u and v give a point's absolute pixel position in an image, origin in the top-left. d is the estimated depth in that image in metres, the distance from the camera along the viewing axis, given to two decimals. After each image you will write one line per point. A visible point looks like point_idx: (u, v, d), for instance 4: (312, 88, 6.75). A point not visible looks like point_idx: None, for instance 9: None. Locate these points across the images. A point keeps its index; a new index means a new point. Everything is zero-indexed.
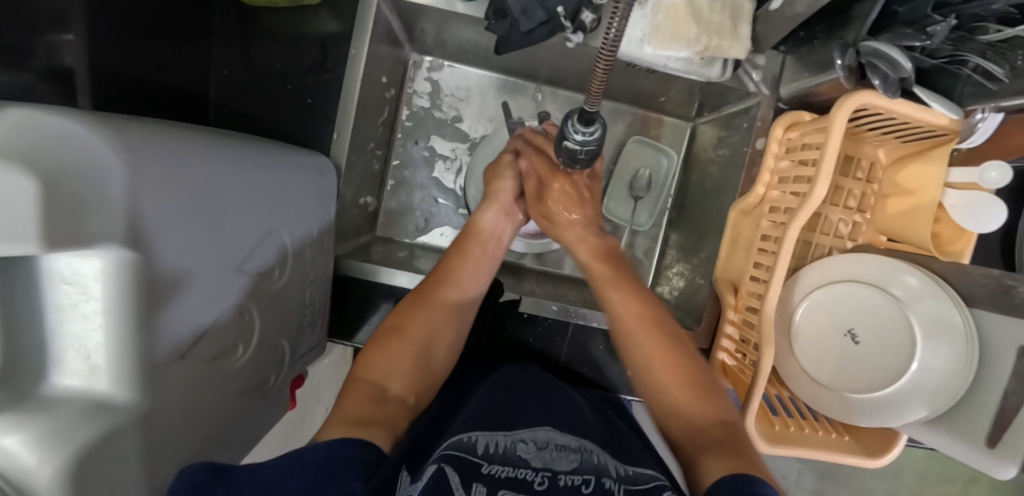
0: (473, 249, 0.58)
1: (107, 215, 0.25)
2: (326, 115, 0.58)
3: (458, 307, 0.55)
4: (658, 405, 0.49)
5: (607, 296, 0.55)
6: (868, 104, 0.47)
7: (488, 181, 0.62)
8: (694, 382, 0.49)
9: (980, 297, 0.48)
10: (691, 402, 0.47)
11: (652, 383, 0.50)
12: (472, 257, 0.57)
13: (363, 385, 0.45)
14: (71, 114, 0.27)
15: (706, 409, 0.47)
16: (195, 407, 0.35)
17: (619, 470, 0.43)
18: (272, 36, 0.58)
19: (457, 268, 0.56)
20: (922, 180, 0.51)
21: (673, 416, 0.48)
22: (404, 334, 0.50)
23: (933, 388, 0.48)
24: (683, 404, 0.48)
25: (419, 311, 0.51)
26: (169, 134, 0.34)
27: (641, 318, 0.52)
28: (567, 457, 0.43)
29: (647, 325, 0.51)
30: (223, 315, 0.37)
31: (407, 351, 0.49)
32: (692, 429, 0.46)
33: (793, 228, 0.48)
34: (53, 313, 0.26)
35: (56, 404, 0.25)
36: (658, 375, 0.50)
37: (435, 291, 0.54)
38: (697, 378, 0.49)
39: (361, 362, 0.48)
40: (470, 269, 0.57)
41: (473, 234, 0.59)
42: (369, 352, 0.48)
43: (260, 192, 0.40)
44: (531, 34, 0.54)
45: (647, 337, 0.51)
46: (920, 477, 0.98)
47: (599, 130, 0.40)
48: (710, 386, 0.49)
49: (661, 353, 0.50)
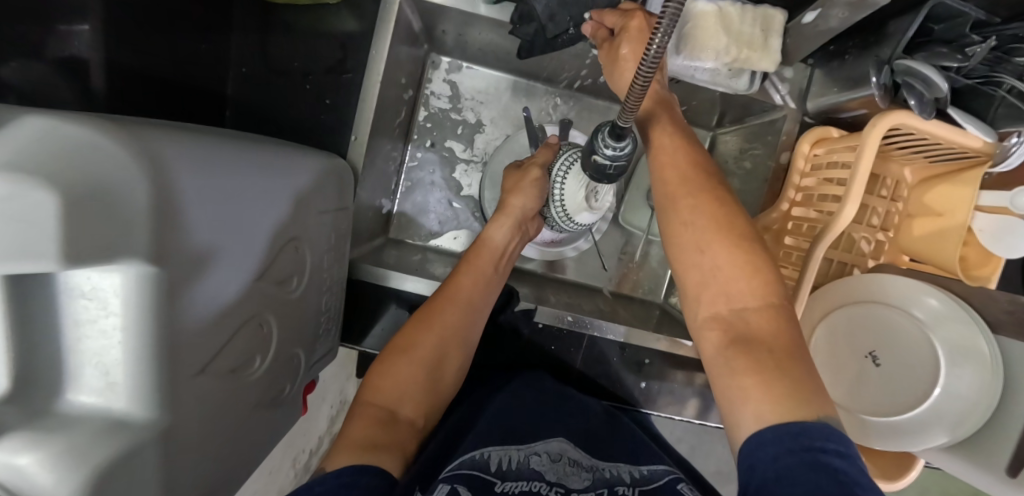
0: (481, 264, 0.56)
1: (132, 225, 0.25)
2: (343, 116, 0.56)
3: (469, 327, 0.53)
4: (693, 275, 0.41)
5: (656, 140, 0.46)
6: (904, 125, 0.45)
7: (508, 193, 0.59)
8: (740, 248, 0.40)
9: (1005, 324, 0.47)
10: (733, 275, 0.39)
11: (686, 245, 0.42)
12: (481, 272, 0.55)
13: (374, 407, 0.45)
14: (89, 120, 0.25)
15: (753, 287, 0.39)
16: (213, 422, 0.34)
17: (632, 475, 0.44)
18: (291, 32, 0.57)
19: (465, 283, 0.54)
20: (951, 202, 0.50)
21: (707, 293, 0.40)
22: (413, 352, 0.49)
23: (956, 416, 0.47)
24: (722, 273, 0.40)
25: (427, 327, 0.50)
26: (190, 136, 0.32)
27: (683, 179, 0.43)
28: (580, 474, 0.44)
29: (693, 181, 0.43)
30: (243, 324, 0.36)
31: (415, 369, 0.48)
32: (729, 309, 0.39)
33: (819, 248, 0.48)
34: (72, 329, 0.25)
35: (72, 424, 0.25)
36: (699, 236, 0.41)
37: (440, 309, 0.51)
38: (742, 245, 0.40)
39: (371, 380, 0.47)
40: (477, 282, 0.55)
41: (482, 247, 0.57)
42: (379, 369, 0.48)
43: (280, 198, 0.39)
44: (557, 40, 0.53)
45: (691, 196, 0.42)
46: (920, 491, 0.98)
47: (630, 145, 0.39)
48: (761, 257, 0.40)
49: (706, 216, 0.41)
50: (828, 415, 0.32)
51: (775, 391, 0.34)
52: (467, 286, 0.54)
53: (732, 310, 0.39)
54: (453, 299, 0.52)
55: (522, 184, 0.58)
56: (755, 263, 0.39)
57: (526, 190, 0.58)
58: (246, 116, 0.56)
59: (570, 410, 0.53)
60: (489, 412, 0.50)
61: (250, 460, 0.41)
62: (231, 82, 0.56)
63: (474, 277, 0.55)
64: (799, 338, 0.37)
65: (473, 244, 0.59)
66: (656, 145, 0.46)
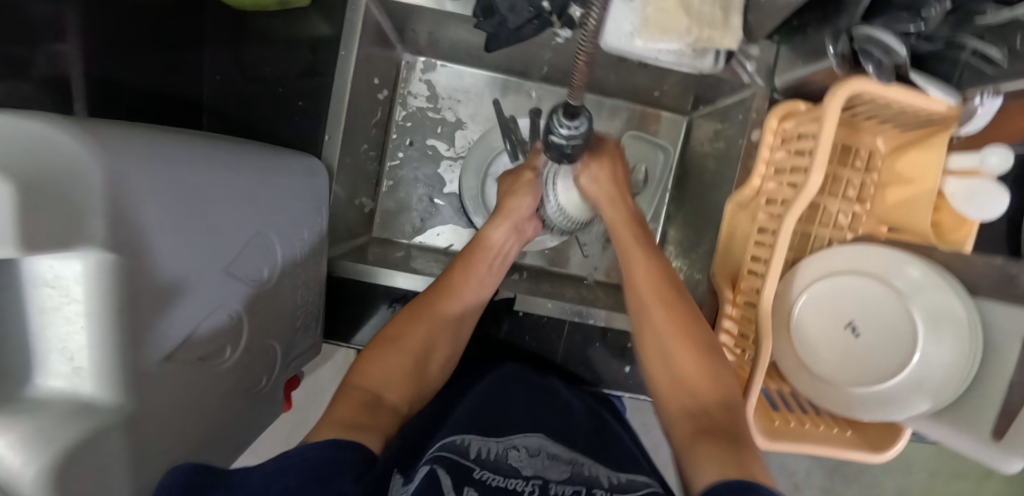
0: (478, 265, 0.57)
1: (87, 217, 0.26)
2: (318, 117, 0.58)
3: (458, 324, 0.55)
4: (662, 373, 0.48)
5: (629, 257, 0.54)
6: (858, 91, 0.46)
7: (504, 195, 0.60)
8: (703, 355, 0.47)
9: (984, 286, 0.47)
10: (696, 376, 0.46)
11: (656, 345, 0.49)
12: (476, 272, 0.56)
13: (358, 389, 0.45)
14: (44, 118, 0.26)
15: (711, 385, 0.45)
16: (182, 408, 0.35)
17: (610, 480, 0.42)
18: (262, 38, 0.58)
19: (460, 282, 0.55)
20: (921, 169, 0.50)
21: (675, 389, 0.47)
22: (406, 343, 0.50)
23: (937, 382, 0.47)
24: (688, 377, 0.46)
25: (421, 325, 0.51)
26: (155, 139, 0.34)
27: (658, 294, 0.50)
28: (560, 467, 0.43)
29: (663, 289, 0.50)
30: (212, 313, 0.37)
31: (406, 360, 0.49)
32: (693, 404, 0.45)
33: (788, 220, 0.48)
34: (36, 317, 0.26)
35: (40, 407, 0.25)
36: (669, 337, 0.49)
37: (435, 308, 0.53)
38: (707, 349, 0.47)
39: (359, 366, 0.48)
40: (471, 282, 0.56)
41: (478, 247, 0.58)
42: (366, 358, 0.49)
43: (245, 195, 0.40)
44: (520, 31, 0.54)
45: (664, 301, 0.50)
46: (931, 473, 0.98)
47: (584, 125, 0.40)
48: (721, 361, 0.47)
49: (673, 321, 0.49)
50: (771, 482, 0.35)
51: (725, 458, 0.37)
52: (463, 287, 0.55)
53: (693, 403, 0.45)
54: (448, 297, 0.54)
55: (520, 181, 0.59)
56: (716, 369, 0.46)
57: (520, 192, 0.59)
58: (223, 120, 0.58)
59: (550, 404, 0.53)
60: (471, 397, 0.51)
61: (227, 445, 0.43)
62: (205, 89, 0.58)
63: (470, 276, 0.56)
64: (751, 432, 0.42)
65: (469, 243, 0.59)
66: (630, 259, 0.54)
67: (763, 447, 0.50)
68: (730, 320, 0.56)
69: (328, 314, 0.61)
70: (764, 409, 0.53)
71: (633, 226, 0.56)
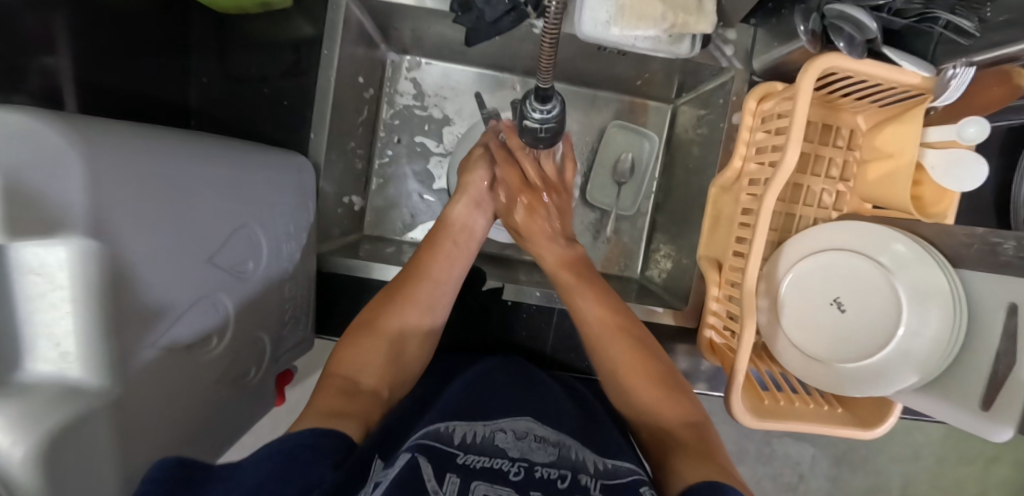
0: (445, 246, 0.58)
1: (65, 207, 0.26)
2: (304, 116, 0.60)
3: (433, 305, 0.55)
4: (631, 404, 0.53)
5: (578, 305, 0.57)
6: (837, 67, 0.46)
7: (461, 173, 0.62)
8: (661, 388, 0.52)
9: (968, 257, 0.47)
10: (660, 404, 0.51)
11: (623, 383, 0.54)
12: (446, 255, 0.58)
13: (336, 377, 0.47)
14: (32, 112, 0.27)
15: (675, 411, 0.50)
16: (168, 394, 0.36)
17: (596, 465, 0.42)
18: (248, 43, 0.60)
19: (429, 265, 0.56)
20: (899, 142, 0.50)
21: (645, 418, 0.51)
22: (379, 328, 0.51)
23: (923, 355, 0.47)
24: (654, 407, 0.51)
25: (392, 303, 0.53)
26: (137, 133, 0.34)
27: (613, 328, 0.55)
28: (546, 449, 0.43)
29: (617, 333, 0.55)
30: (197, 304, 0.38)
31: (381, 344, 0.50)
32: (663, 429, 0.49)
33: (769, 199, 0.48)
34: (24, 304, 0.27)
35: (27, 390, 0.26)
36: (628, 380, 0.53)
37: (405, 288, 0.54)
38: (667, 382, 0.52)
39: (337, 355, 0.50)
40: (440, 264, 0.57)
41: (443, 230, 0.59)
42: (343, 346, 0.50)
43: (228, 190, 0.41)
44: (498, 24, 0.54)
45: (618, 343, 0.54)
46: (939, 458, 0.97)
47: (557, 108, 0.41)
48: (681, 391, 0.52)
49: (631, 358, 0.54)
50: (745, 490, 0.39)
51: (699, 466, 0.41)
52: (433, 270, 0.56)
53: (663, 429, 0.49)
54: (417, 280, 0.55)
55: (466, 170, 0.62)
56: (676, 397, 0.51)
57: (473, 167, 0.62)
58: (214, 123, 0.60)
59: (537, 390, 0.53)
60: (453, 388, 0.51)
61: (211, 433, 0.44)
62: (194, 93, 0.60)
63: (439, 259, 0.57)
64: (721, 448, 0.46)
65: (434, 229, 0.61)
66: (579, 309, 0.57)
67: (752, 427, 0.50)
68: (717, 302, 0.56)
69: (319, 310, 0.62)
70: (753, 388, 0.54)
71: (581, 274, 0.59)
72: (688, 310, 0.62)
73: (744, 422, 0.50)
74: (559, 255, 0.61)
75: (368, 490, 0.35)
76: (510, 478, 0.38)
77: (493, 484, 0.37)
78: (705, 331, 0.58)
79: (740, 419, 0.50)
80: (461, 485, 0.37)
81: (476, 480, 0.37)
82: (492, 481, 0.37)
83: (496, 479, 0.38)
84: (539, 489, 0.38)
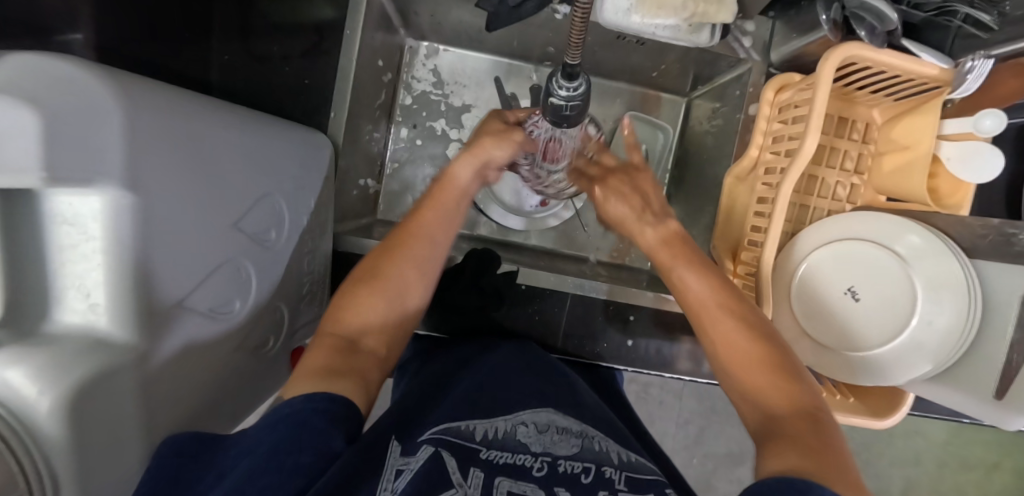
0: (445, 204, 0.53)
1: (105, 156, 0.27)
2: (322, 95, 0.62)
3: (430, 262, 0.50)
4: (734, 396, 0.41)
5: (679, 275, 0.47)
6: (850, 56, 0.46)
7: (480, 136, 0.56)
8: (775, 371, 0.40)
9: (983, 249, 0.47)
10: (769, 390, 0.39)
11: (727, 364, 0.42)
12: (445, 209, 0.52)
13: (330, 336, 0.44)
14: (74, 61, 0.27)
15: (781, 395, 0.38)
16: (192, 358, 0.36)
17: (619, 456, 0.41)
18: (269, 22, 0.61)
19: (426, 220, 0.51)
20: (916, 134, 0.51)
21: (749, 410, 0.40)
22: (376, 283, 0.47)
23: (937, 343, 0.47)
24: (762, 393, 0.39)
25: (395, 259, 0.48)
26: (170, 93, 0.35)
27: (727, 301, 0.44)
28: (569, 440, 0.41)
29: (720, 305, 0.44)
30: (217, 266, 0.38)
31: (378, 299, 0.47)
32: (765, 420, 0.38)
33: (785, 187, 0.48)
34: (55, 254, 0.26)
35: (59, 340, 0.26)
36: (733, 362, 0.42)
37: (407, 244, 0.49)
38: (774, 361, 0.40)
39: (332, 310, 0.46)
40: (438, 218, 0.52)
41: (443, 186, 0.53)
42: (341, 300, 0.47)
43: (251, 157, 0.41)
44: (520, 9, 0.55)
45: (722, 316, 0.43)
46: (940, 463, 0.97)
47: (583, 86, 0.42)
48: (794, 376, 0.40)
49: (737, 331, 0.42)
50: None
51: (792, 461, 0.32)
52: (431, 223, 0.51)
53: (768, 421, 0.37)
54: (414, 230, 0.50)
55: (500, 136, 0.55)
56: (788, 381, 0.39)
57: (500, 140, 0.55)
58: (232, 98, 0.60)
59: (554, 379, 0.52)
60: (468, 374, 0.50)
61: (231, 398, 0.44)
62: (214, 70, 0.60)
63: (438, 213, 0.52)
64: (843, 449, 0.34)
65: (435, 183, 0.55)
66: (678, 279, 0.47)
67: None
68: None
69: (332, 289, 0.64)
70: None
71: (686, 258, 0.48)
72: None
73: None
74: (650, 234, 0.51)
75: (388, 478, 0.35)
76: (533, 474, 0.37)
77: (516, 481, 0.36)
78: None
79: None
80: (485, 481, 0.36)
81: (500, 476, 0.36)
82: (515, 478, 0.36)
83: (518, 477, 0.37)
84: (564, 486, 0.37)
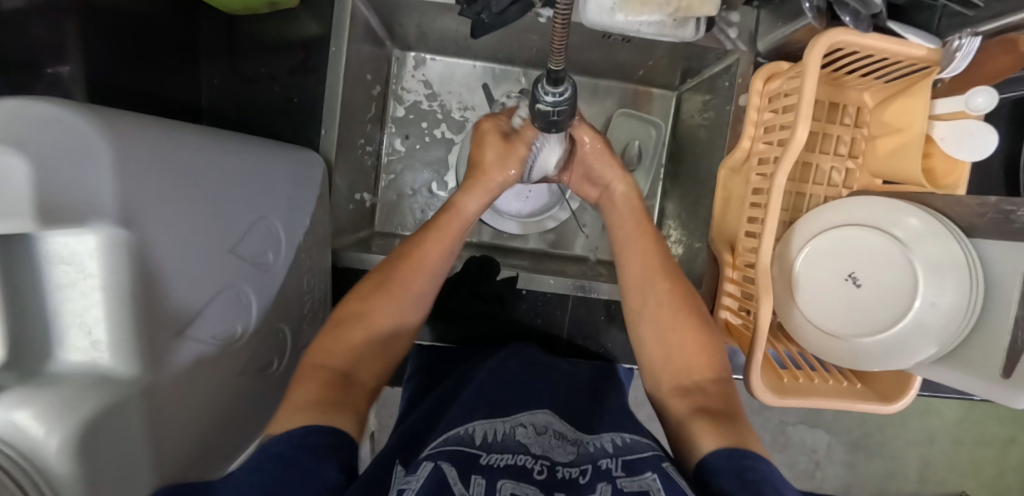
0: (447, 230, 0.57)
1: (98, 195, 0.27)
2: (313, 112, 0.61)
3: (424, 292, 0.54)
4: (659, 357, 0.52)
5: (630, 247, 0.59)
6: (837, 42, 0.46)
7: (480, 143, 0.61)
8: (701, 339, 0.51)
9: (982, 226, 0.47)
10: (693, 355, 0.50)
11: (664, 328, 0.53)
12: (448, 239, 0.56)
13: (319, 369, 0.44)
14: (62, 103, 0.28)
15: (705, 363, 0.50)
16: (198, 383, 0.36)
17: (614, 444, 0.43)
18: (255, 43, 0.62)
19: (429, 249, 0.55)
20: (909, 116, 0.50)
21: (670, 371, 0.51)
22: (369, 319, 0.50)
23: (941, 325, 0.47)
24: (687, 354, 0.51)
25: (390, 296, 0.51)
26: (156, 123, 0.35)
27: (655, 269, 0.56)
28: (566, 447, 0.42)
29: (663, 275, 0.56)
30: (216, 293, 0.38)
31: (369, 337, 0.49)
32: (689, 379, 0.49)
33: (779, 177, 0.48)
34: (54, 293, 0.27)
35: (63, 379, 0.26)
36: (668, 331, 0.52)
37: (406, 276, 0.53)
38: (702, 334, 0.52)
39: (321, 343, 0.47)
40: (440, 247, 0.55)
41: (449, 214, 0.58)
42: (331, 336, 0.48)
43: (245, 181, 0.42)
44: (504, 14, 0.53)
45: (657, 286, 0.55)
46: (956, 442, 0.97)
47: (569, 90, 0.42)
48: (717, 349, 0.51)
49: (671, 304, 0.53)
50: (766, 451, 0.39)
51: (721, 433, 0.41)
52: (431, 254, 0.55)
53: (691, 380, 0.49)
54: (414, 264, 0.53)
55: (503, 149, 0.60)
56: (711, 350, 0.51)
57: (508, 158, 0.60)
58: (223, 119, 0.62)
59: (554, 377, 0.54)
60: (473, 382, 0.50)
61: (237, 423, 0.45)
62: (205, 93, 0.62)
63: (440, 244, 0.56)
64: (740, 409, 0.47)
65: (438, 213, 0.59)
66: (631, 250, 0.59)
67: (772, 403, 0.51)
68: (732, 283, 0.57)
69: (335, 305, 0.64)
70: (771, 367, 0.54)
71: (643, 228, 0.60)
72: (702, 294, 0.63)
73: (766, 400, 0.51)
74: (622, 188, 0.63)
75: None
76: (534, 476, 0.37)
77: (519, 482, 0.36)
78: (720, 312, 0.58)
79: (761, 395, 0.50)
80: (487, 487, 0.35)
81: (503, 478, 0.36)
82: (517, 479, 0.36)
83: (520, 476, 0.36)
84: (564, 491, 0.37)
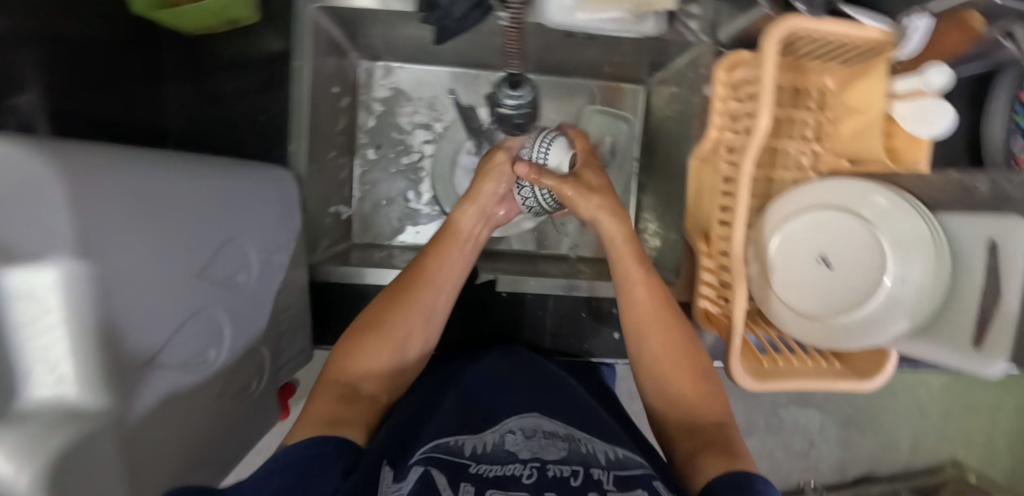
0: (451, 250, 0.56)
1: (41, 229, 0.26)
2: (281, 127, 0.63)
3: (434, 310, 0.53)
4: (661, 395, 0.50)
5: (625, 285, 0.54)
6: (794, 28, 0.46)
7: (479, 177, 0.59)
8: (699, 382, 0.50)
9: (947, 199, 0.48)
10: (694, 399, 0.49)
11: (664, 371, 0.51)
12: (451, 258, 0.56)
13: (337, 384, 0.46)
14: (13, 139, 0.27)
15: (706, 406, 0.48)
16: (168, 411, 0.36)
17: (607, 456, 0.41)
18: (219, 63, 0.63)
19: (438, 267, 0.54)
20: (868, 98, 0.52)
21: (674, 414, 0.49)
22: (379, 332, 0.49)
23: (912, 300, 0.47)
24: (688, 399, 0.49)
25: (402, 310, 0.51)
26: (112, 150, 0.34)
27: (656, 315, 0.52)
28: (556, 445, 0.41)
29: (661, 318, 0.52)
30: (181, 319, 0.38)
31: (382, 349, 0.49)
32: (691, 421, 0.48)
33: (745, 165, 0.48)
34: (15, 331, 0.25)
35: (30, 417, 0.25)
36: (667, 370, 0.50)
37: (417, 293, 0.52)
38: (703, 377, 0.50)
39: (338, 357, 0.48)
40: (448, 266, 0.55)
41: (448, 233, 0.57)
42: (347, 349, 0.48)
43: (209, 207, 0.41)
44: (465, 19, 0.53)
45: (654, 326, 0.52)
46: (944, 413, 0.98)
47: None
48: (716, 389, 0.50)
49: (668, 346, 0.51)
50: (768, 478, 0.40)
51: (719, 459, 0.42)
52: (440, 272, 0.54)
53: (692, 422, 0.47)
54: (429, 284, 0.53)
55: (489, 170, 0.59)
56: (711, 394, 0.49)
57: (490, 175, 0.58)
58: (188, 141, 0.62)
59: (540, 375, 0.53)
60: (456, 390, 0.50)
61: (214, 448, 0.44)
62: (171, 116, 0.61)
63: (445, 262, 0.55)
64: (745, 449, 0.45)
65: (439, 231, 0.59)
66: (627, 288, 0.54)
67: (752, 388, 0.51)
68: (709, 272, 0.57)
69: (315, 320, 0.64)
70: (751, 353, 0.55)
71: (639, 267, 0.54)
72: (681, 285, 0.64)
73: (745, 385, 0.51)
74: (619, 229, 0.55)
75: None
76: (523, 482, 0.36)
77: (507, 491, 0.35)
78: (699, 301, 0.58)
79: (742, 380, 0.51)
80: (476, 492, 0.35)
81: (491, 489, 0.35)
82: (504, 488, 0.36)
83: (508, 486, 0.36)
84: (554, 489, 0.36)
